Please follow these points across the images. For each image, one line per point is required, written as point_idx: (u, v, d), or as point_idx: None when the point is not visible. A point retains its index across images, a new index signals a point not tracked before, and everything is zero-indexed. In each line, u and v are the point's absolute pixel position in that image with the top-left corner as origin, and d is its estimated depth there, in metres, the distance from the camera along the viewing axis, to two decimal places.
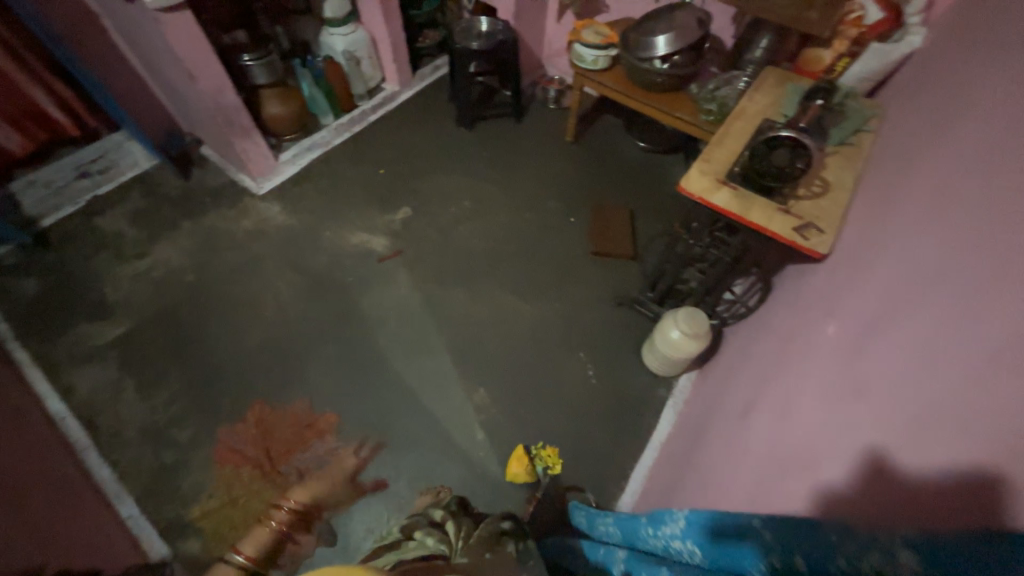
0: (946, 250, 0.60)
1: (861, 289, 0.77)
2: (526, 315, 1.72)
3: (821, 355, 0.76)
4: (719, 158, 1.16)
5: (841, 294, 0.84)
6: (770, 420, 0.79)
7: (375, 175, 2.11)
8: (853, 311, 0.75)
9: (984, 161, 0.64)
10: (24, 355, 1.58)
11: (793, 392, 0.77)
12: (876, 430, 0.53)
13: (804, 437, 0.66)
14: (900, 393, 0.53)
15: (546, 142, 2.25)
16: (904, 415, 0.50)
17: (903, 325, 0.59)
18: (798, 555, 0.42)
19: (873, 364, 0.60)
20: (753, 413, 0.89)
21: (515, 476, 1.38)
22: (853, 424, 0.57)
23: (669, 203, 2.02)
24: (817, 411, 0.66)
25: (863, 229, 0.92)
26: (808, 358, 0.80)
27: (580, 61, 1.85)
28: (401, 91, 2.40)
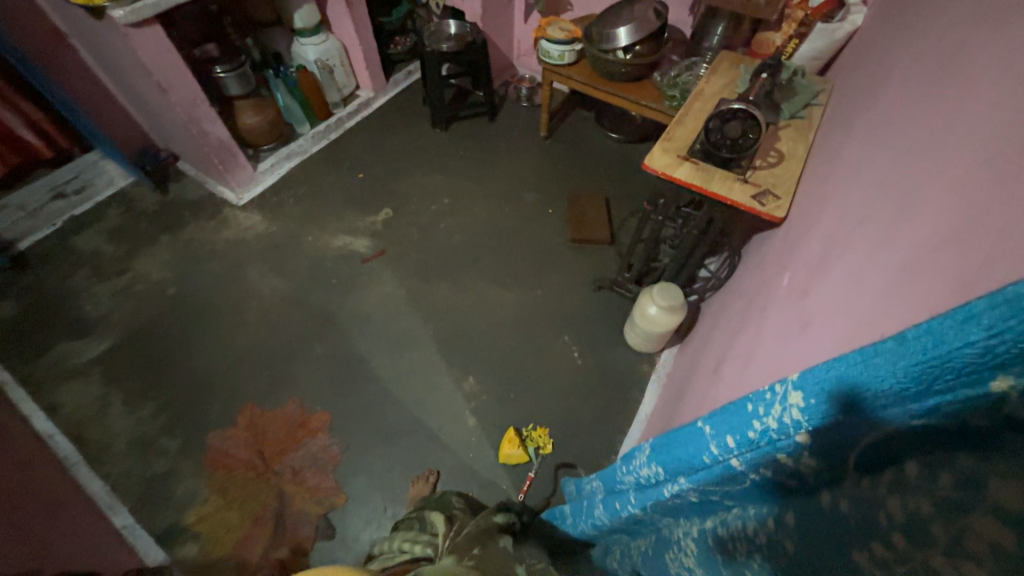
0: (873, 192, 0.67)
1: (809, 241, 0.83)
2: (510, 304, 1.76)
3: (778, 303, 0.82)
4: (680, 136, 1.22)
5: (795, 249, 0.89)
6: (737, 370, 0.84)
7: (353, 179, 2.14)
8: (804, 261, 0.80)
9: (906, 113, 0.71)
10: (7, 376, 1.57)
11: (756, 342, 0.82)
12: (813, 351, 0.58)
13: (761, 376, 0.71)
14: (833, 318, 0.58)
15: (520, 138, 2.31)
16: (833, 333, 0.55)
17: (839, 261, 0.65)
18: (727, 434, 0.41)
19: (816, 299, 0.66)
20: (724, 367, 0.95)
21: (509, 458, 1.42)
22: (797, 352, 0.63)
23: (642, 189, 2.08)
24: (773, 351, 0.71)
25: (815, 188, 0.98)
26: (768, 311, 0.85)
27: (546, 57, 1.90)
28: (375, 97, 2.43)
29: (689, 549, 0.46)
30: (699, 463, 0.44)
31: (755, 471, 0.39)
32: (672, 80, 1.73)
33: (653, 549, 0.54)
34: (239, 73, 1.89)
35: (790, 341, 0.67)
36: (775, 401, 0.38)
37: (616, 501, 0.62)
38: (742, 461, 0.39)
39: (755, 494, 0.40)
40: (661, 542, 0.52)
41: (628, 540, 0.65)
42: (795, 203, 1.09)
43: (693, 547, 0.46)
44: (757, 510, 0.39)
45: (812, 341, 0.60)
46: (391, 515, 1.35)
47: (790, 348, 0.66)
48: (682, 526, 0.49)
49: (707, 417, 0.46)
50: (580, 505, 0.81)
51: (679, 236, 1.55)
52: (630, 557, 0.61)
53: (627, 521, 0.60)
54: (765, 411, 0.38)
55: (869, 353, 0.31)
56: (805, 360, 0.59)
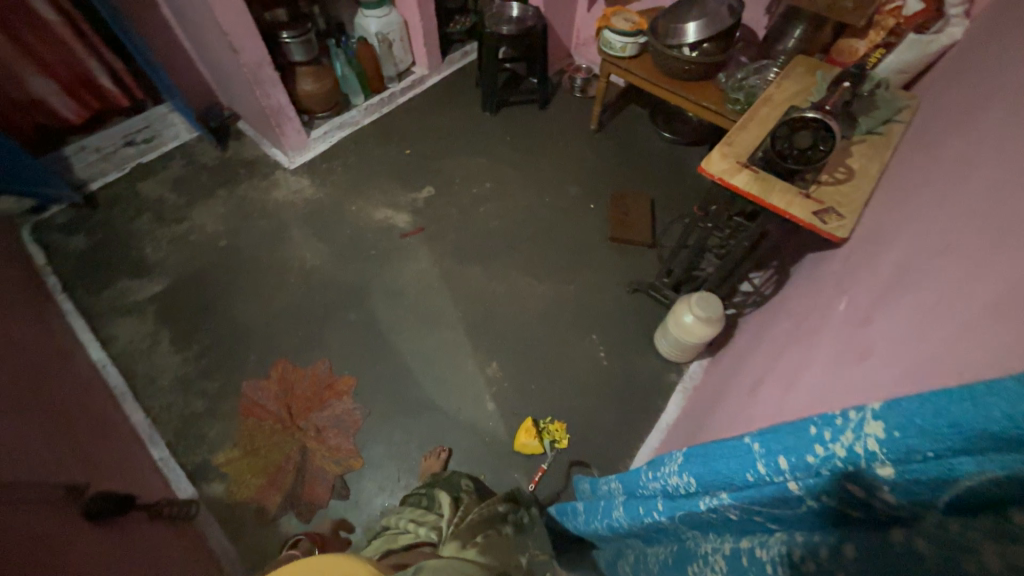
0: (957, 223, 0.63)
1: (874, 268, 0.79)
2: (540, 295, 1.75)
3: (832, 329, 0.79)
4: (742, 142, 1.16)
5: (856, 275, 0.85)
6: (778, 392, 0.81)
7: (401, 154, 2.17)
8: (865, 290, 0.76)
9: (1005, 140, 0.66)
10: (70, 304, 1.69)
11: (801, 367, 0.79)
12: (871, 384, 0.55)
13: (803, 403, 0.69)
14: (897, 351, 0.55)
15: (570, 129, 2.27)
16: (897, 368, 0.52)
17: (911, 292, 0.61)
18: (782, 456, 0.40)
19: (880, 329, 0.62)
20: (761, 388, 0.91)
21: (524, 448, 1.43)
22: (852, 382, 0.60)
23: (690, 194, 2.02)
24: (822, 379, 0.68)
25: (886, 212, 0.91)
26: (819, 335, 0.82)
27: (606, 48, 1.85)
28: (429, 75, 2.44)
29: (718, 566, 0.45)
30: (745, 482, 0.43)
31: (813, 498, 0.37)
32: (737, 82, 1.65)
33: (673, 557, 0.54)
34: (304, 40, 1.93)
35: (841, 369, 0.65)
36: (848, 428, 0.36)
37: (638, 506, 0.62)
38: (799, 486, 0.38)
39: (805, 522, 0.39)
40: (683, 553, 0.52)
41: (643, 546, 0.64)
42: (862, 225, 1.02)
43: (723, 564, 0.45)
44: (805, 536, 0.38)
45: (870, 374, 0.57)
46: (403, 485, 1.39)
47: (842, 377, 0.63)
48: (710, 542, 0.49)
49: (758, 434, 0.44)
50: (595, 504, 0.81)
51: (725, 246, 1.49)
52: (645, 563, 0.60)
53: (648, 527, 0.59)
54: (833, 437, 0.36)
55: (979, 393, 0.29)
56: (858, 393, 0.56)
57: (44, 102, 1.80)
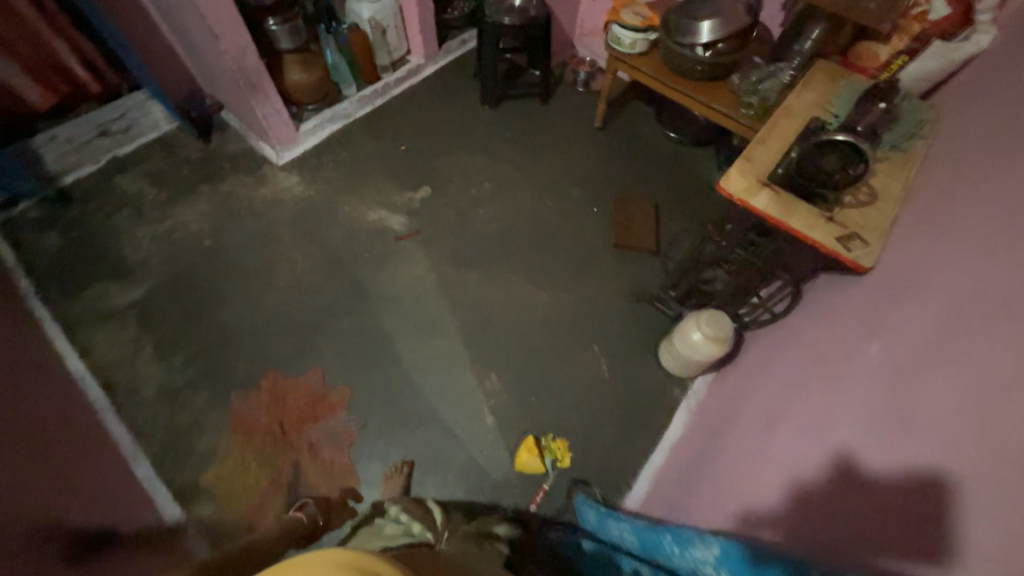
0: (1003, 289, 0.66)
1: (907, 313, 0.83)
2: (542, 303, 1.70)
3: (864, 373, 0.83)
4: (761, 158, 1.10)
5: (883, 320, 0.87)
6: (811, 439, 0.85)
7: (396, 150, 2.07)
8: (899, 346, 0.79)
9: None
10: (44, 310, 1.59)
11: (833, 416, 0.83)
12: (932, 464, 0.59)
13: (852, 465, 0.73)
14: (950, 433, 0.60)
15: (573, 126, 2.18)
16: (960, 456, 0.56)
17: (959, 363, 0.65)
18: None
19: (929, 396, 0.67)
20: (781, 418, 0.97)
21: (526, 466, 1.39)
22: (905, 452, 0.64)
23: (696, 198, 1.96)
24: (868, 442, 0.72)
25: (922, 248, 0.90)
26: (848, 384, 0.85)
27: (614, 44, 1.75)
28: (425, 65, 2.31)
29: None
30: None
31: None
32: (751, 85, 1.59)
33: None
34: (291, 26, 1.80)
35: (889, 439, 0.68)
36: None
37: None
38: None
39: None
40: None
41: None
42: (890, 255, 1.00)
43: None
44: None
45: (927, 449, 0.61)
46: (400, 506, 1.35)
47: (891, 442, 0.68)
48: None
49: None
50: None
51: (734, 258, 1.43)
52: None
53: None
54: None
55: None
56: (920, 467, 0.61)
57: (9, 86, 1.69)
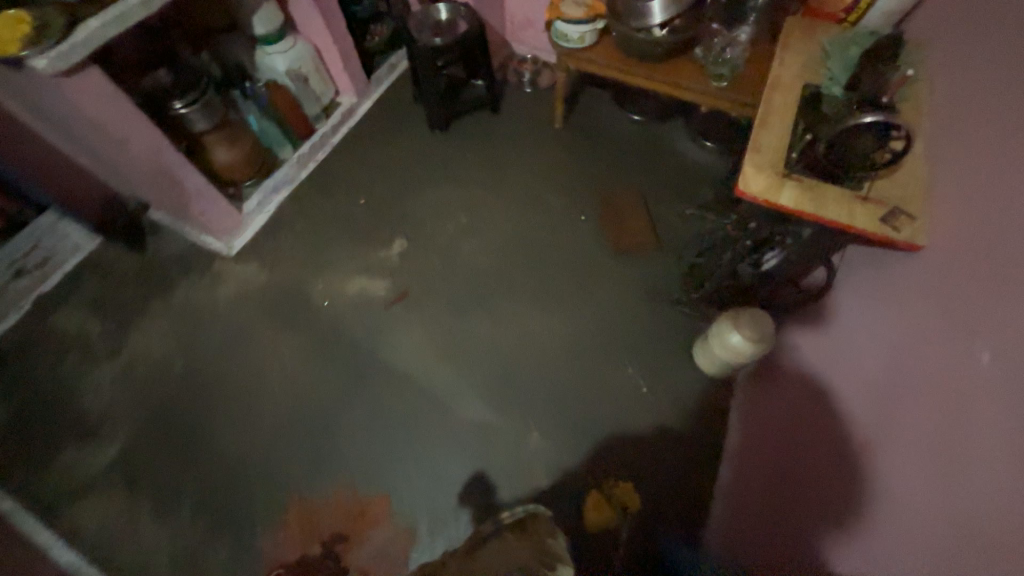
0: None
1: (1010, 313, 0.73)
2: (559, 336, 1.58)
3: (986, 394, 0.74)
4: (770, 146, 1.01)
5: (946, 344, 0.85)
6: (915, 486, 0.84)
7: (355, 207, 1.88)
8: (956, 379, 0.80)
9: None
10: (12, 502, 1.39)
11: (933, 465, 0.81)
12: None
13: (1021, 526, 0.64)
14: None
15: (533, 131, 2.03)
16: None
17: None
18: None
19: None
20: (906, 448, 0.88)
21: (598, 525, 1.32)
22: None
23: (681, 178, 1.85)
24: (985, 504, 0.71)
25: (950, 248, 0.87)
26: (920, 421, 0.87)
27: (563, 41, 1.62)
28: (359, 102, 2.12)
29: None
30: None
31: None
32: (717, 54, 1.50)
33: None
34: (203, 104, 1.58)
35: None
36: None
37: None
38: None
39: None
40: None
41: None
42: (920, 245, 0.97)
43: None
44: None
45: None
46: None
47: None
48: None
49: None
50: None
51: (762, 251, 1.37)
52: None
53: None
54: None
55: None
56: None
57: None
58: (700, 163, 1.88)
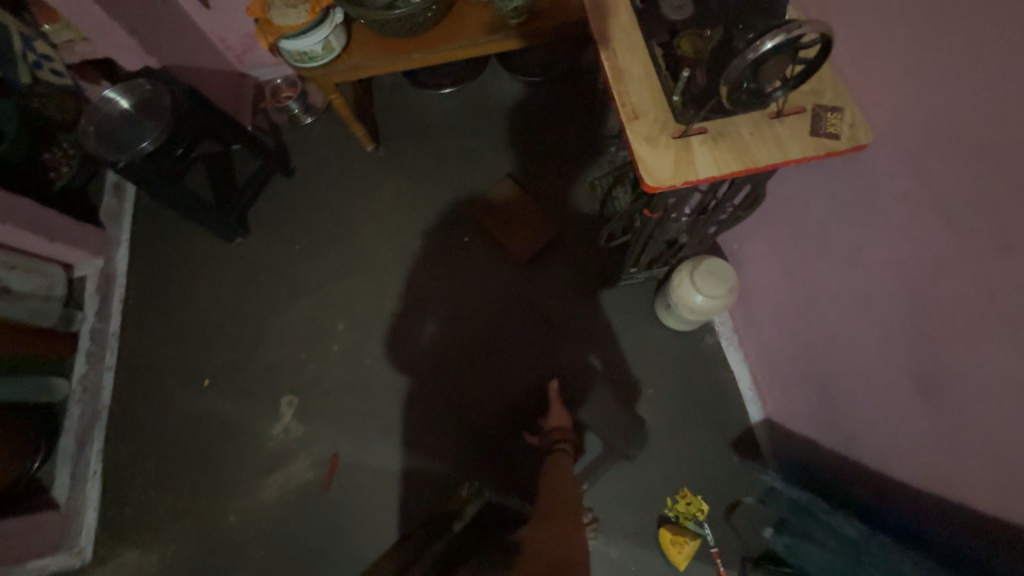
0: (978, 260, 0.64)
1: (895, 219, 0.75)
2: (529, 389, 1.33)
3: (881, 295, 0.81)
4: (645, 105, 0.75)
5: (839, 230, 0.87)
6: (828, 359, 0.98)
7: (205, 395, 1.39)
8: (865, 313, 0.85)
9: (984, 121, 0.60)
10: None
11: (831, 346, 0.96)
12: (963, 438, 0.72)
13: (908, 402, 0.81)
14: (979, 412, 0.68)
15: (348, 171, 1.57)
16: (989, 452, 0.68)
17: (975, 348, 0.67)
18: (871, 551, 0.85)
19: (958, 368, 0.70)
20: (817, 323, 0.99)
21: (687, 559, 1.15)
22: (947, 419, 0.74)
23: (537, 131, 1.55)
24: (872, 382, 0.88)
25: (980, 104, 0.60)
26: (832, 309, 0.93)
27: (306, 62, 1.16)
28: (110, 260, 1.49)
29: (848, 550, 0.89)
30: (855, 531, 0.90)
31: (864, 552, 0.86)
32: None
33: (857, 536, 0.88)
34: None
35: (909, 386, 0.80)
36: None
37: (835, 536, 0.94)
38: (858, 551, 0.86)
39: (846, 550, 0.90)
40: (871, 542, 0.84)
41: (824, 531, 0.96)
42: (903, 119, 0.71)
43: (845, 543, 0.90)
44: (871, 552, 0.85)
45: (967, 420, 0.71)
46: None
47: (929, 409, 0.77)
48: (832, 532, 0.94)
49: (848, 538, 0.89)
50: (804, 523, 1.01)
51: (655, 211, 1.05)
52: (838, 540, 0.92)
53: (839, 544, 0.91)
54: None
55: None
56: (954, 442, 0.74)
57: None
58: (547, 103, 1.57)
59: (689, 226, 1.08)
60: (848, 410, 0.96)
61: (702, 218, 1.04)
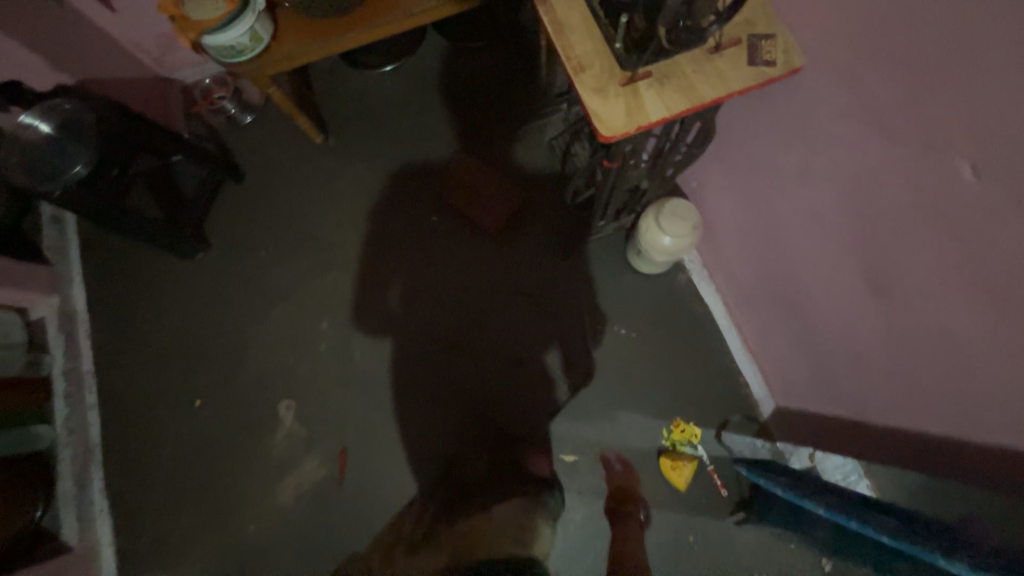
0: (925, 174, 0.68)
1: (843, 142, 0.79)
2: (521, 354, 1.37)
3: (838, 216, 0.85)
4: (589, 57, 0.76)
5: (790, 158, 0.91)
6: (796, 282, 1.04)
7: (200, 416, 1.38)
8: (824, 234, 0.91)
9: (911, 39, 0.63)
10: None
11: (798, 270, 1.02)
12: (924, 337, 0.80)
13: (871, 310, 0.88)
14: (937, 311, 0.76)
15: (301, 167, 1.52)
16: (948, 344, 0.76)
17: (929, 256, 0.73)
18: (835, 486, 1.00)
19: (914, 276, 0.77)
20: (782, 250, 1.04)
21: (688, 480, 1.26)
22: (907, 322, 0.82)
23: (487, 98, 1.53)
24: (839, 299, 0.94)
25: (898, 16, 0.64)
26: (795, 235, 0.98)
27: (233, 57, 1.10)
28: (66, 297, 1.42)
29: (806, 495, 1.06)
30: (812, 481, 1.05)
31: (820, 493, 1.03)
32: None
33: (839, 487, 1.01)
34: None
35: (870, 296, 0.87)
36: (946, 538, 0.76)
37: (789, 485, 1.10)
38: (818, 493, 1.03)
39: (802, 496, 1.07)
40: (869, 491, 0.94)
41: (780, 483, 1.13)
42: (832, 40, 0.74)
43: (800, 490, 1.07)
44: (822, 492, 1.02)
45: (926, 321, 0.78)
46: None
47: (889, 312, 0.85)
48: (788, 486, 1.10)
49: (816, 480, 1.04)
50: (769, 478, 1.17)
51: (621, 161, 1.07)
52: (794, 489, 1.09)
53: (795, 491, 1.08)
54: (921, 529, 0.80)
55: None
56: (918, 341, 0.82)
57: None
58: (493, 67, 1.55)
59: (648, 171, 1.10)
60: (819, 326, 1.03)
61: (660, 161, 1.07)
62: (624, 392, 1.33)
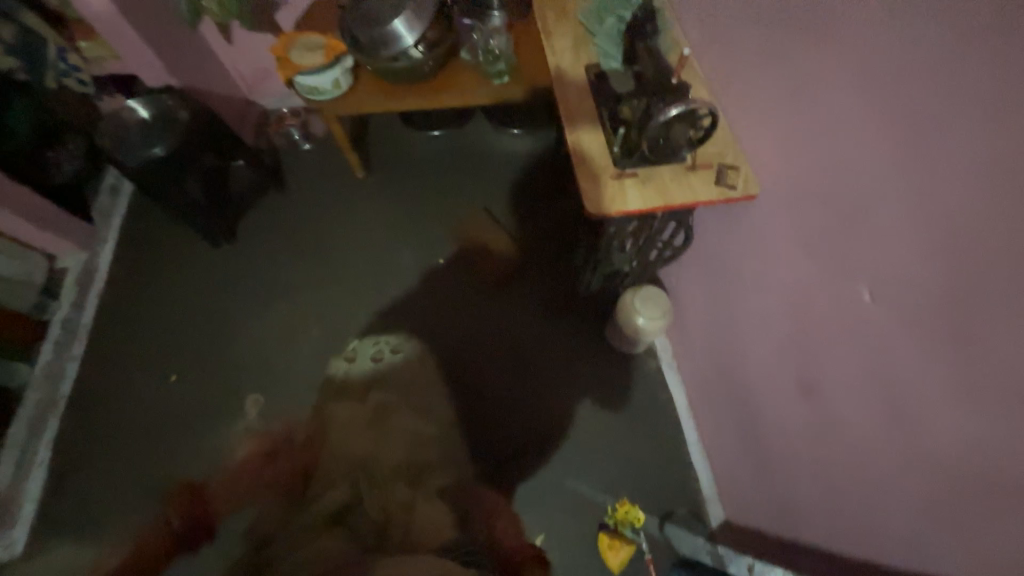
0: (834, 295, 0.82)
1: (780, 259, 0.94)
2: (488, 399, 1.43)
3: (777, 320, 0.98)
4: (590, 152, 0.96)
5: (746, 265, 1.06)
6: (744, 378, 1.14)
7: (170, 391, 1.42)
8: (767, 334, 1.03)
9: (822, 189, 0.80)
10: None
11: (746, 365, 1.12)
12: (839, 443, 0.88)
13: (800, 411, 0.97)
14: (848, 420, 0.85)
15: (338, 192, 1.73)
16: (856, 453, 0.84)
17: (840, 365, 0.84)
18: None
19: (831, 382, 0.87)
20: (735, 346, 1.15)
21: (621, 564, 1.25)
22: (826, 426, 0.90)
23: (510, 171, 1.76)
24: (776, 396, 1.03)
25: None
26: (745, 332, 1.11)
27: (315, 96, 1.35)
28: (93, 254, 1.55)
29: None
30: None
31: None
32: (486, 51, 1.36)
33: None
34: None
35: (799, 397, 0.96)
36: None
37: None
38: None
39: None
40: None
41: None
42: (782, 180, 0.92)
43: None
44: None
45: (840, 426, 0.87)
46: None
47: (815, 415, 0.93)
48: None
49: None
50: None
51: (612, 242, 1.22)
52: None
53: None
54: None
55: None
56: (834, 445, 0.89)
57: None
58: (522, 149, 1.80)
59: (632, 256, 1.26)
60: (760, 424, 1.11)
61: (643, 249, 1.22)
62: (578, 460, 1.36)
